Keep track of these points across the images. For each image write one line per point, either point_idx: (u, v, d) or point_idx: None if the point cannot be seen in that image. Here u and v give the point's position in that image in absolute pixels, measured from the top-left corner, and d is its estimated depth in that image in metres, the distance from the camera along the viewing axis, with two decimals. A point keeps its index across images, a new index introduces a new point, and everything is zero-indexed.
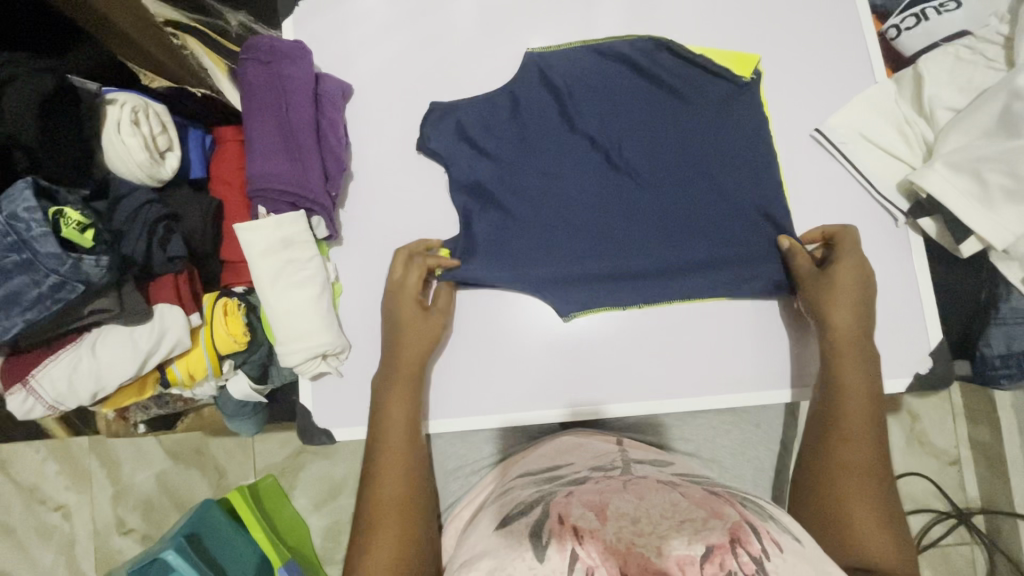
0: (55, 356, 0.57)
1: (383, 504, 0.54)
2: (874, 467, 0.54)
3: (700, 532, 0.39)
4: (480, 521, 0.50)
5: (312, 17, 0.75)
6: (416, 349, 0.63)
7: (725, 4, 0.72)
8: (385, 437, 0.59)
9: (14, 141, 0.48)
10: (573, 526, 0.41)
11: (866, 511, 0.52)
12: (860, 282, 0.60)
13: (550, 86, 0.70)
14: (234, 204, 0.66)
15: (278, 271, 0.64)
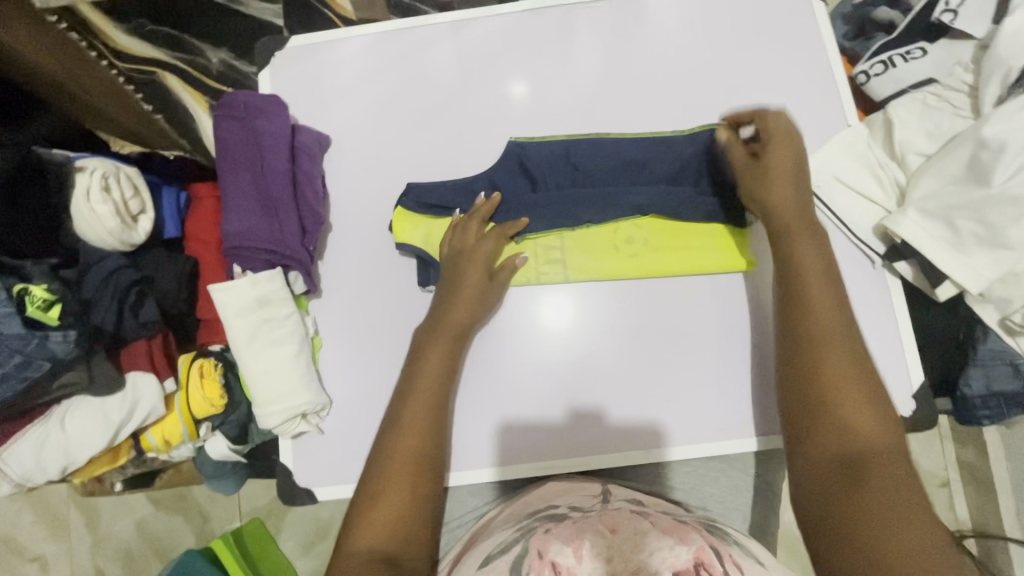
0: (20, 434, 0.56)
1: (396, 454, 0.55)
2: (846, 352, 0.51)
3: (667, 558, 0.38)
4: (466, 559, 0.49)
5: (289, 68, 0.75)
6: (465, 306, 0.63)
7: (698, 50, 0.73)
8: (416, 376, 0.60)
9: None
10: (551, 561, 0.40)
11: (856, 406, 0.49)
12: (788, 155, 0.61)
13: (527, 174, 0.69)
14: (212, 263, 0.66)
15: (256, 330, 0.63)
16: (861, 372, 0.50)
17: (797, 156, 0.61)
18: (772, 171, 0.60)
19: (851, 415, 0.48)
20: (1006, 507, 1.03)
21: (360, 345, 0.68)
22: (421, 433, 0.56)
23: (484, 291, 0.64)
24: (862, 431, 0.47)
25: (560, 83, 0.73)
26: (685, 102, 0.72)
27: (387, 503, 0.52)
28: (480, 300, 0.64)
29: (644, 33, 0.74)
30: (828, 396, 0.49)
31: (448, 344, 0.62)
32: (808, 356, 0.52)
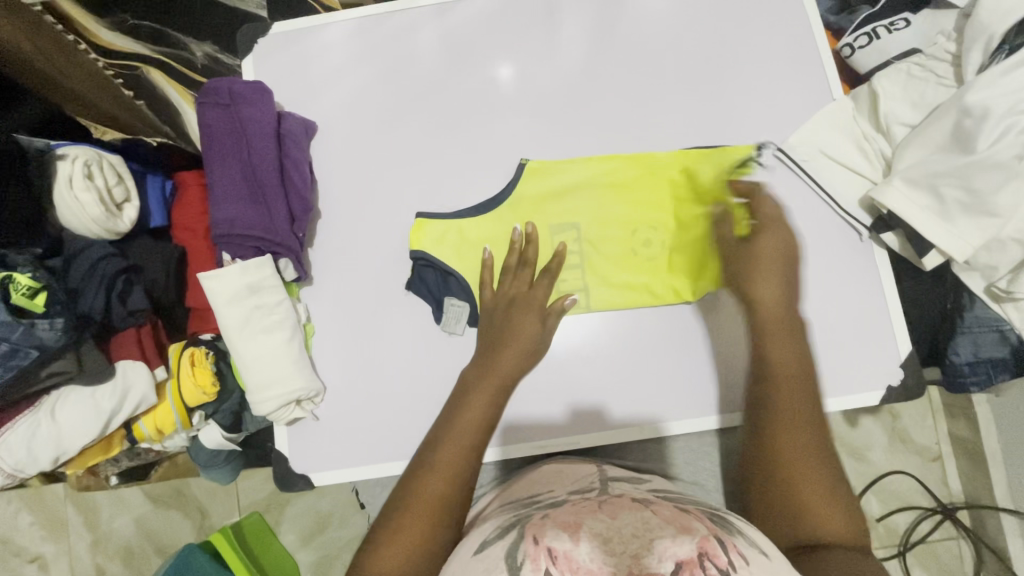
0: (12, 424, 0.55)
1: (425, 501, 0.49)
2: (800, 416, 0.54)
3: (670, 547, 0.38)
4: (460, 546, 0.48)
5: (272, 55, 0.74)
6: (526, 331, 0.62)
7: (685, 24, 0.73)
8: (457, 419, 0.55)
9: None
10: (547, 547, 0.41)
11: (807, 473, 0.51)
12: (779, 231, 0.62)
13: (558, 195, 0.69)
14: (199, 252, 0.65)
15: (246, 318, 0.62)
16: (809, 439, 0.53)
17: (784, 245, 0.61)
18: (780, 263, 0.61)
19: (812, 491, 0.50)
20: (997, 477, 1.05)
21: (354, 330, 0.68)
22: (444, 476, 0.51)
23: (537, 332, 0.63)
24: (814, 509, 0.49)
25: (546, 64, 0.73)
26: (671, 79, 0.72)
27: (396, 545, 0.47)
28: (529, 355, 0.62)
29: (628, 12, 0.73)
30: (783, 466, 0.52)
31: (497, 389, 0.58)
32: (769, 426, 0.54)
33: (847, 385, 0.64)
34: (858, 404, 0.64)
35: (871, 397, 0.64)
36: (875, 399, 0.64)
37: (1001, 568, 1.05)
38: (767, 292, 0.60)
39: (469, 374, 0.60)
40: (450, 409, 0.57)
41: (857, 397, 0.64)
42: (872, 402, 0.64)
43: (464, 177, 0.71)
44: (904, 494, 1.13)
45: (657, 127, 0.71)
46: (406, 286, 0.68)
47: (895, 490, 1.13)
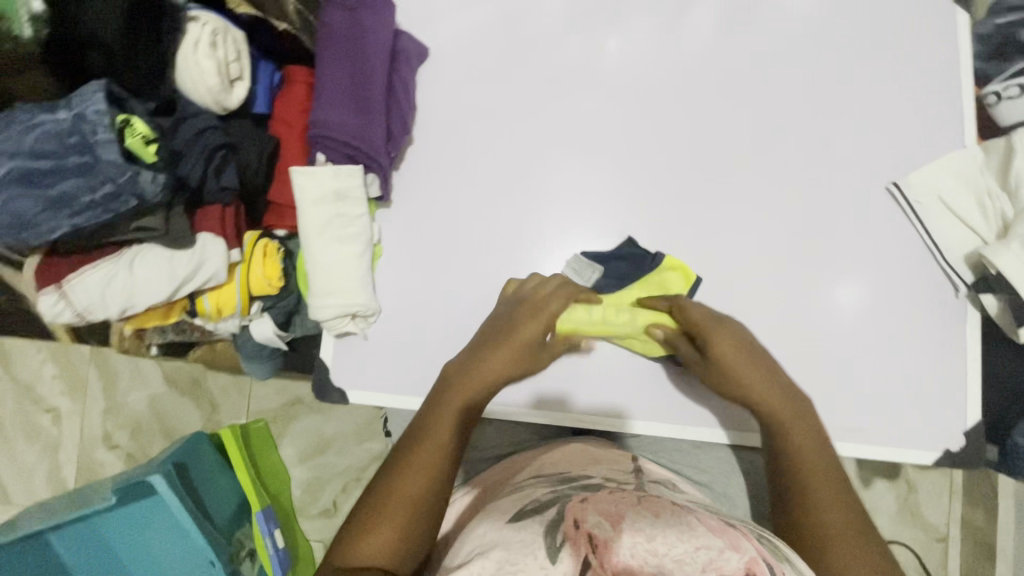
0: (93, 265, 0.56)
1: (401, 496, 0.51)
2: (813, 459, 0.58)
3: (716, 562, 0.38)
4: (490, 512, 0.49)
5: None
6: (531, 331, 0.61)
7: (829, 34, 0.69)
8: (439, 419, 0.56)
9: (95, 40, 0.49)
10: (588, 533, 0.41)
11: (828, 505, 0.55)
12: (732, 338, 0.61)
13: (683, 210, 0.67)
14: (293, 148, 0.65)
15: (327, 222, 0.62)
16: (823, 472, 0.57)
17: (736, 336, 0.61)
18: (710, 325, 0.61)
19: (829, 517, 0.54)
20: None
21: (422, 262, 0.68)
22: (422, 475, 0.52)
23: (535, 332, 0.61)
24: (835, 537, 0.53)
25: (673, 43, 0.70)
26: (800, 87, 0.69)
27: (378, 532, 0.49)
28: (527, 361, 0.61)
29: (770, 8, 0.70)
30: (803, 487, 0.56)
31: (475, 398, 0.58)
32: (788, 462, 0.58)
33: (902, 438, 0.63)
34: (906, 459, 0.63)
35: (922, 455, 0.63)
36: (929, 458, 0.63)
37: None
38: (730, 352, 0.60)
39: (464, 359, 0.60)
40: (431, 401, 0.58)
41: (909, 452, 0.63)
42: (924, 462, 0.63)
43: (563, 140, 0.70)
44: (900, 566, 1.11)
45: (774, 134, 0.68)
46: (492, 241, 0.68)
47: None
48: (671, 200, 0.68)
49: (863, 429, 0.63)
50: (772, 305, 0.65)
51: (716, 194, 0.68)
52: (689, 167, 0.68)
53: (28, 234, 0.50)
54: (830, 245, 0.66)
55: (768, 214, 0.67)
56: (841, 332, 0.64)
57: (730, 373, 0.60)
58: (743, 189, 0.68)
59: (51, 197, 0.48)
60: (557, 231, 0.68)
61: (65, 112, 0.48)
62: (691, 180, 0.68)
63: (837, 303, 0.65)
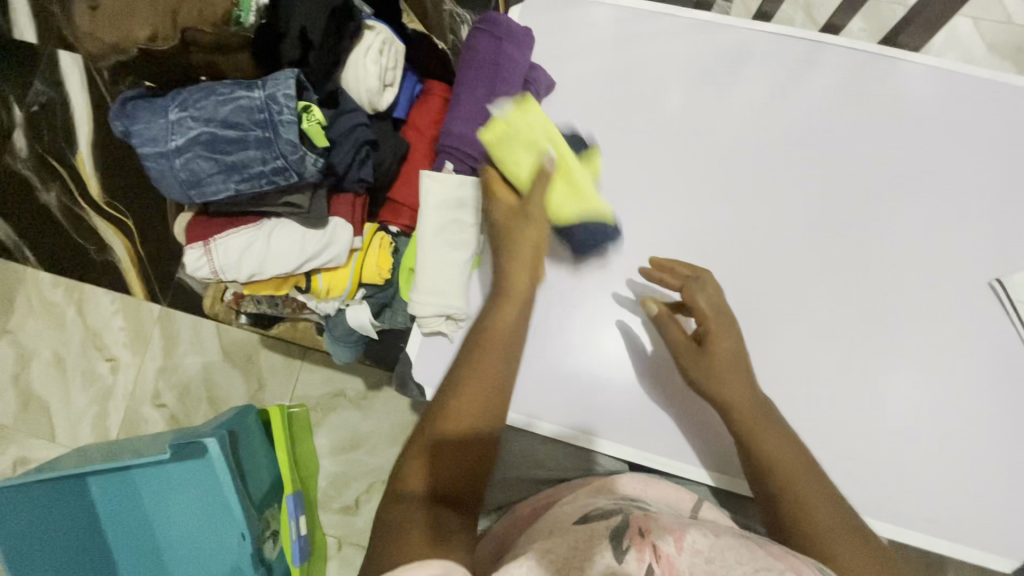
0: (238, 229, 0.62)
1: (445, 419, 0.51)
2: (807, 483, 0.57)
3: None
4: (556, 515, 0.51)
5: (542, 10, 0.78)
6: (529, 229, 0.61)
7: (945, 128, 0.71)
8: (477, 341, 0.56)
9: (303, 33, 0.58)
10: (652, 543, 0.43)
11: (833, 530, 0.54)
12: (731, 354, 0.62)
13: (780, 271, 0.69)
14: (421, 153, 0.70)
15: (442, 226, 0.66)
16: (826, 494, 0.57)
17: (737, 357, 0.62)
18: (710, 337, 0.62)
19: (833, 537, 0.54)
20: None
21: None
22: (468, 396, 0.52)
23: (503, 365, 0.54)
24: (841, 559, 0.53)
25: (791, 110, 0.73)
26: (910, 172, 0.70)
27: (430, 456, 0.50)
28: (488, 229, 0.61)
29: (895, 94, 0.72)
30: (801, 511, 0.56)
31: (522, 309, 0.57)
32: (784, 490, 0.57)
33: (981, 543, 0.61)
34: (982, 562, 0.61)
35: (1000, 562, 0.60)
36: (1006, 565, 0.60)
37: None
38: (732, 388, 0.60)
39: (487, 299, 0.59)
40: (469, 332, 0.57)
41: (986, 555, 0.61)
42: (1000, 567, 0.61)
43: (672, 186, 0.72)
44: None
45: (879, 213, 0.70)
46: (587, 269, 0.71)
47: None
48: (772, 261, 0.69)
49: (939, 522, 0.62)
50: (861, 381, 0.65)
51: (818, 265, 0.69)
52: (791, 230, 0.70)
53: (197, 190, 0.56)
54: (924, 330, 0.66)
55: (864, 289, 0.68)
56: (926, 418, 0.64)
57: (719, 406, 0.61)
58: (844, 261, 0.68)
59: (227, 162, 0.55)
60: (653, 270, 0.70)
61: (259, 92, 0.55)
62: (794, 246, 0.69)
63: (925, 388, 0.65)
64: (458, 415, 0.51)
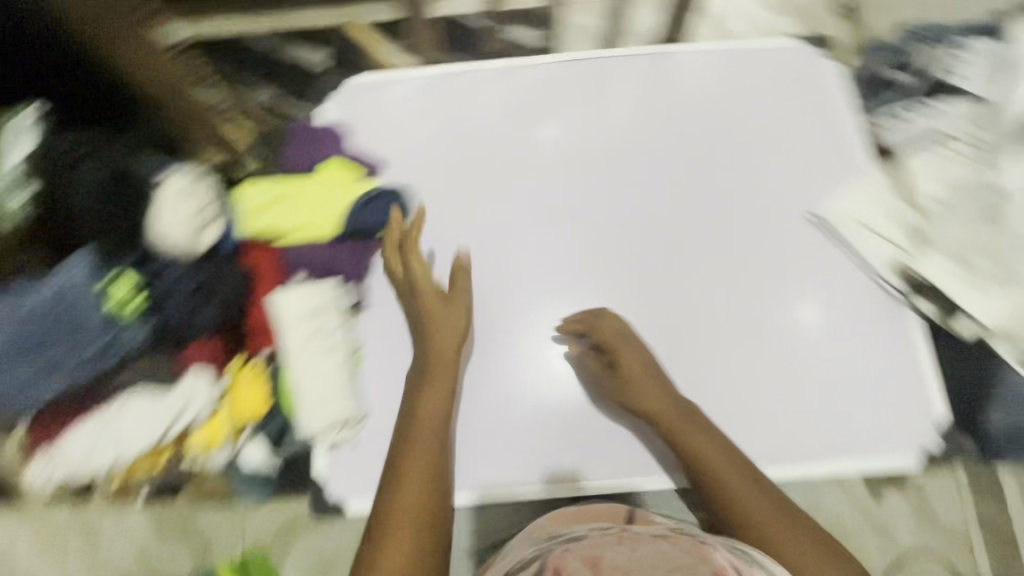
0: (77, 429, 0.63)
1: (395, 520, 0.52)
2: (729, 469, 0.58)
3: None
4: None
5: (346, 97, 0.78)
6: (449, 332, 0.64)
7: (729, 100, 0.79)
8: (411, 441, 0.57)
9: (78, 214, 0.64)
10: None
11: (766, 513, 0.54)
12: (637, 359, 0.65)
13: (637, 269, 0.73)
14: (267, 271, 0.68)
15: (307, 340, 0.66)
16: (743, 470, 0.58)
17: (647, 363, 0.66)
18: (614, 346, 0.67)
19: (767, 524, 0.54)
20: None
21: (401, 360, 0.69)
22: (422, 486, 0.55)
23: (436, 444, 0.57)
24: (786, 546, 0.52)
25: (599, 124, 0.78)
26: (715, 146, 0.78)
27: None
28: (445, 346, 0.63)
29: (677, 83, 0.80)
30: (731, 502, 0.56)
31: (444, 394, 0.60)
32: (715, 486, 0.57)
33: (887, 448, 0.66)
34: (890, 468, 0.65)
35: (904, 461, 0.65)
36: (911, 461, 0.65)
37: None
38: (648, 401, 0.63)
39: (411, 394, 0.62)
40: (401, 436, 0.58)
41: (891, 460, 0.66)
42: (906, 466, 0.65)
43: (517, 223, 0.75)
44: None
45: (703, 189, 0.76)
46: None
47: None
48: (627, 262, 0.73)
49: (844, 445, 0.66)
50: (736, 340, 0.70)
51: (667, 250, 0.73)
52: (635, 229, 0.74)
53: (22, 397, 0.61)
54: (773, 278, 0.71)
55: (713, 260, 0.73)
56: (803, 356, 0.69)
57: (649, 416, 0.63)
58: (688, 241, 0.74)
59: (42, 361, 0.61)
60: (526, 309, 0.72)
61: (49, 289, 0.62)
62: (643, 242, 0.74)
63: (792, 330, 0.70)
64: (402, 508, 0.53)
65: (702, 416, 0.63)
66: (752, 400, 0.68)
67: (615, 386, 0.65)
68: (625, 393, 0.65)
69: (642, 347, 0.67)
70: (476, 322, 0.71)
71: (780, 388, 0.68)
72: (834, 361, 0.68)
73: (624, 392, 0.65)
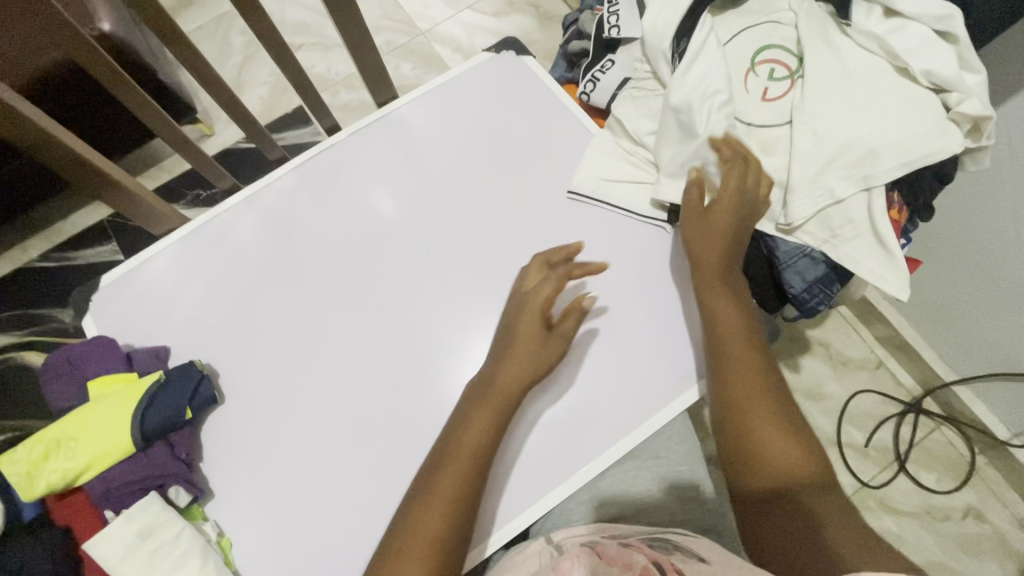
0: None
1: (416, 534, 0.57)
2: (752, 365, 0.63)
3: None
4: None
5: (108, 304, 0.76)
6: (519, 367, 0.65)
7: (458, 129, 0.84)
8: (459, 446, 0.62)
9: None
10: None
11: (772, 432, 0.59)
12: (733, 199, 0.65)
13: (448, 315, 0.74)
14: (84, 521, 0.65)
15: (145, 568, 0.60)
16: (755, 371, 0.63)
17: (743, 205, 0.66)
18: (694, 213, 0.68)
19: (776, 449, 0.58)
20: (932, 358, 1.19)
21: (269, 523, 0.66)
22: (439, 512, 0.58)
23: (481, 440, 0.63)
24: (792, 467, 0.57)
25: (356, 206, 0.81)
26: (465, 173, 0.82)
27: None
28: (542, 354, 0.66)
29: (408, 135, 0.84)
30: (745, 418, 0.61)
31: (492, 410, 0.64)
32: (723, 381, 0.63)
33: None
34: None
35: None
36: None
37: (981, 434, 1.16)
38: (702, 247, 0.67)
39: (464, 406, 0.65)
40: (449, 437, 0.63)
41: None
42: None
43: (323, 332, 0.74)
44: (872, 409, 1.25)
45: (471, 215, 0.79)
46: (316, 457, 0.69)
47: (863, 409, 1.25)
48: (436, 314, 0.75)
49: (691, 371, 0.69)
50: None
51: (464, 286, 0.76)
52: (430, 281, 0.76)
53: None
54: None
55: (508, 273, 0.76)
56: (621, 314, 0.72)
57: (710, 296, 0.66)
58: (481, 267, 0.77)
59: None
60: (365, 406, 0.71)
61: None
62: (442, 290, 0.76)
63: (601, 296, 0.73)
64: (422, 526, 0.57)
65: (745, 297, 0.67)
66: (597, 375, 0.70)
67: (692, 229, 0.68)
68: (703, 220, 0.67)
69: (737, 193, 0.66)
70: (324, 445, 0.69)
71: (616, 351, 0.71)
72: (646, 306, 0.72)
73: (694, 221, 0.68)
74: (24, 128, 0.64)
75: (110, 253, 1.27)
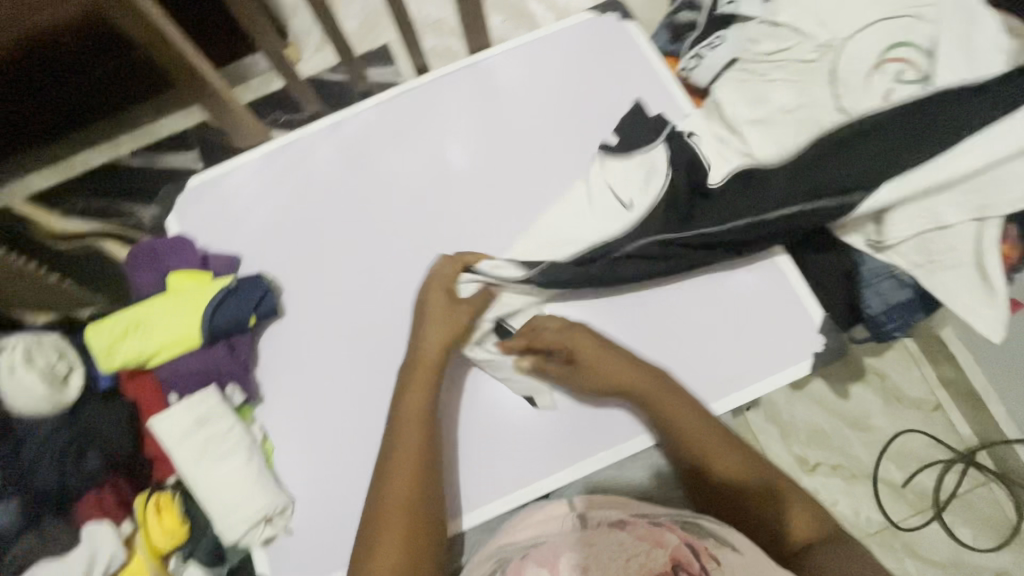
0: None
1: (388, 513, 0.57)
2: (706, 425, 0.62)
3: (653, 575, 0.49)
4: None
5: (192, 206, 0.80)
6: (440, 339, 0.65)
7: (547, 87, 0.82)
8: (395, 428, 0.62)
9: None
10: None
11: (736, 461, 0.61)
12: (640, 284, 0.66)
13: None
14: (150, 397, 0.70)
15: (200, 451, 0.66)
16: (716, 435, 0.62)
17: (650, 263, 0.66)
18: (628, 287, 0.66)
19: (745, 485, 0.60)
20: (998, 413, 1.10)
21: (310, 436, 0.70)
22: (404, 485, 0.58)
23: (427, 406, 0.63)
24: (763, 499, 0.59)
25: (433, 149, 0.81)
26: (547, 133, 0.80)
27: (387, 551, 0.55)
28: (453, 324, 0.65)
29: (496, 86, 0.83)
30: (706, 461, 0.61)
31: (427, 388, 0.63)
32: (693, 440, 0.61)
33: (772, 366, 0.67)
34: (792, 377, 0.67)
35: (801, 369, 0.67)
36: (806, 367, 0.67)
37: None
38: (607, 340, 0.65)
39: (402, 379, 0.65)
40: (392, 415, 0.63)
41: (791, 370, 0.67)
42: (804, 371, 0.67)
43: (385, 267, 0.76)
44: (918, 452, 1.19)
45: (546, 177, 0.78)
46: (361, 385, 0.71)
47: (909, 449, 1.19)
48: None
49: (744, 373, 0.67)
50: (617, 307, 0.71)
51: None
52: (495, 236, 0.76)
53: None
54: None
55: None
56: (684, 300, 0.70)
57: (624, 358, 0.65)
58: None
59: None
60: None
61: None
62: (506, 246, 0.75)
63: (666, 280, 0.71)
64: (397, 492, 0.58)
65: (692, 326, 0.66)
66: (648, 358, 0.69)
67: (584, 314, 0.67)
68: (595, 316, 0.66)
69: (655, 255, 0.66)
70: (370, 374, 0.72)
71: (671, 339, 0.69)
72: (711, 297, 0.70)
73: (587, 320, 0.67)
74: (136, 21, 0.67)
75: (193, 160, 1.21)
